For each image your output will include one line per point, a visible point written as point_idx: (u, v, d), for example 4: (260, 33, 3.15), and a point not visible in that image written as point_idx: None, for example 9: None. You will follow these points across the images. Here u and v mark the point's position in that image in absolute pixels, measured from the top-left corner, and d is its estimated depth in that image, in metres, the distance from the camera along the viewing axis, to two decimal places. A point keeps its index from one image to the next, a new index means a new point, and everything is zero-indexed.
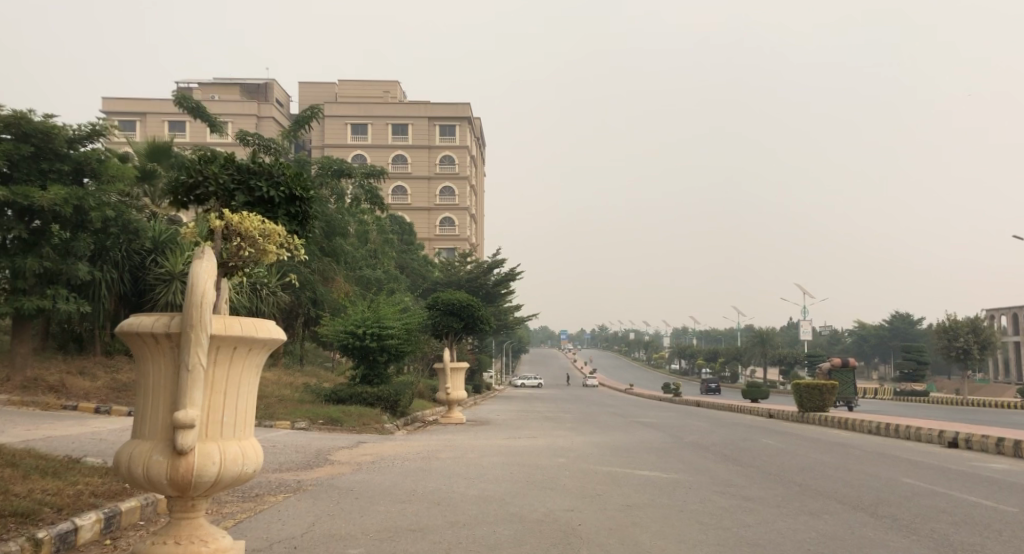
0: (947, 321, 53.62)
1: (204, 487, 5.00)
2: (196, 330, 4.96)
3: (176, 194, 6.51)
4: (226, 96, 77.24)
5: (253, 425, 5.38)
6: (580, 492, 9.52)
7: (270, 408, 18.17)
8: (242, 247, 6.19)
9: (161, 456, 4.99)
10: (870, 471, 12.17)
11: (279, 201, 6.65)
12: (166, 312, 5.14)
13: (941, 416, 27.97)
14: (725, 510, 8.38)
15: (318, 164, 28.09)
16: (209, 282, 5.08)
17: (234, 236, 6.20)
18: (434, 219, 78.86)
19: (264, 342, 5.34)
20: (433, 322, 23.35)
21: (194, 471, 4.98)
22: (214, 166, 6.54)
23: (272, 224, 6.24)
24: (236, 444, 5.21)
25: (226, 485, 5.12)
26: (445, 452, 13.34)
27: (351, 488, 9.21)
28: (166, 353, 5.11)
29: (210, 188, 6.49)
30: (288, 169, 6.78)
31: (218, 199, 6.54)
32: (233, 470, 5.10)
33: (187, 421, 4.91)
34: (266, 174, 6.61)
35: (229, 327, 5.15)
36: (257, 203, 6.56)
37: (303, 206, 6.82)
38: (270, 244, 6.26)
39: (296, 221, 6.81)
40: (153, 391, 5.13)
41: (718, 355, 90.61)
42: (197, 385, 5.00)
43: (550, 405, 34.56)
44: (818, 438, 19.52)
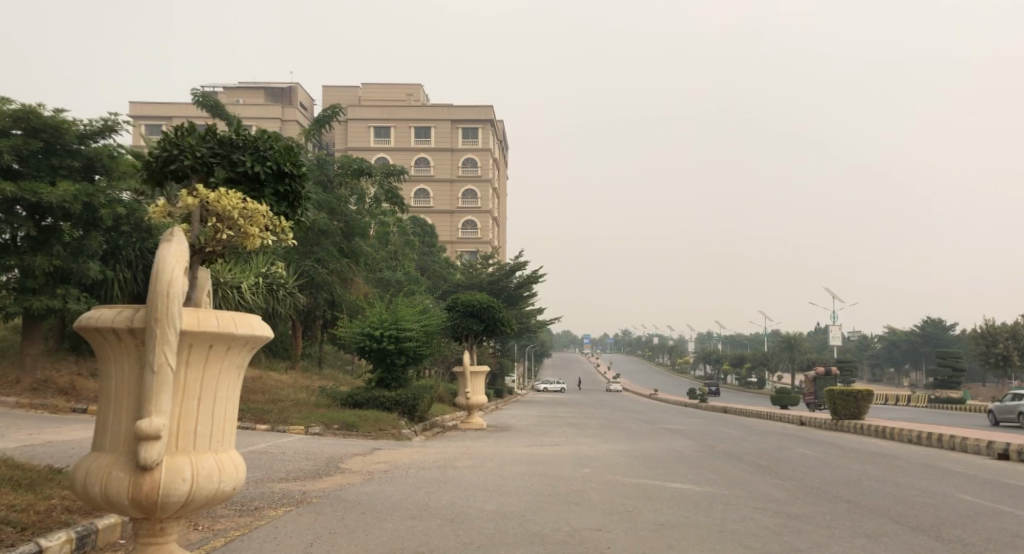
0: (984, 326, 52.37)
1: (173, 507, 4.76)
2: (163, 327, 4.71)
3: (151, 170, 6.10)
4: (251, 100, 77.26)
5: (230, 436, 5.14)
6: (608, 507, 8.79)
7: (285, 412, 17.55)
8: (220, 229, 5.67)
9: (124, 472, 4.76)
10: (920, 488, 11.36)
11: (266, 177, 6.17)
12: (130, 307, 4.87)
13: (982, 426, 26.93)
14: (770, 531, 7.67)
15: (339, 163, 27.42)
16: (178, 274, 4.81)
17: (212, 217, 5.67)
18: (457, 222, 78.30)
19: (242, 342, 5.09)
20: (453, 323, 22.68)
21: (161, 488, 4.73)
22: (192, 138, 6.10)
23: (254, 205, 5.67)
24: (210, 458, 4.96)
25: (199, 505, 4.88)
26: (464, 461, 12.63)
27: (359, 501, 8.52)
28: (131, 353, 4.87)
29: (186, 162, 6.06)
30: (279, 142, 6.28)
31: (197, 174, 6.13)
32: (206, 486, 4.87)
33: (153, 432, 4.66)
34: (250, 149, 6.15)
35: (200, 324, 4.89)
36: (241, 180, 6.12)
37: (294, 184, 6.34)
38: (253, 227, 5.70)
39: (285, 202, 6.32)
40: (119, 398, 4.90)
41: (744, 360, 89.45)
42: (164, 391, 4.75)
43: (573, 411, 33.80)
44: (856, 448, 18.64)
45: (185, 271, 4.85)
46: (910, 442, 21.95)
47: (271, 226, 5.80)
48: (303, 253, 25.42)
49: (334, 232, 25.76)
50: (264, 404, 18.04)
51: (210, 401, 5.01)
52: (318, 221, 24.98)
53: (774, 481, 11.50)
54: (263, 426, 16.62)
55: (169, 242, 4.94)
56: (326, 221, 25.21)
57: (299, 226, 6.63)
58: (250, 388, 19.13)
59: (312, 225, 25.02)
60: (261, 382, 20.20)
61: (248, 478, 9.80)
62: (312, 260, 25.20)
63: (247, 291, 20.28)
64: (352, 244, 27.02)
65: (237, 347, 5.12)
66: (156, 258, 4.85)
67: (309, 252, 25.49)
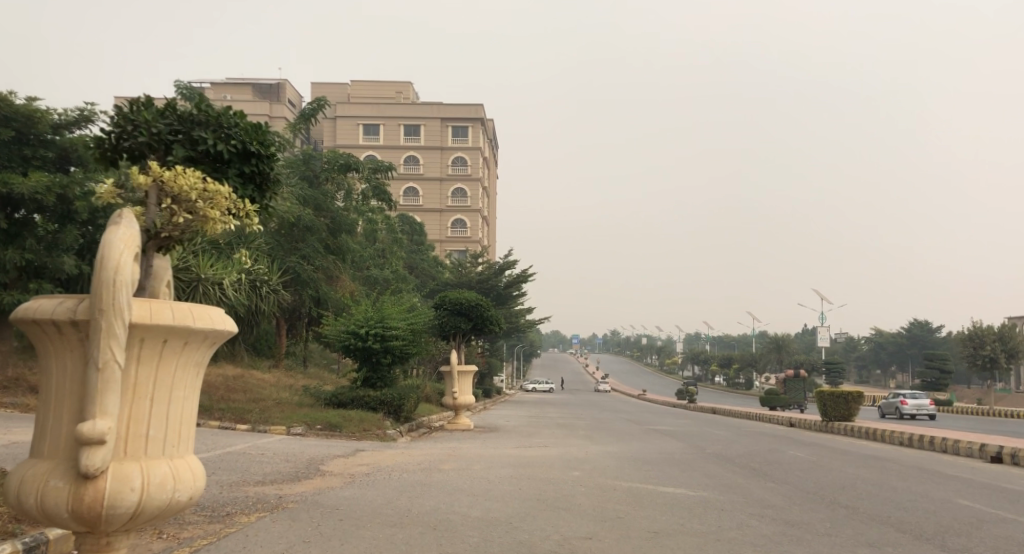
0: (971, 328, 52.29)
1: (120, 519, 4.53)
2: (109, 321, 4.44)
3: (105, 148, 5.88)
4: (238, 96, 76.60)
5: (183, 440, 4.91)
6: (599, 514, 8.41)
7: (266, 412, 17.11)
8: (176, 212, 5.35)
9: (64, 481, 4.51)
10: (917, 493, 11.04)
11: (231, 157, 5.96)
12: (74, 299, 4.59)
13: (973, 428, 26.70)
14: (769, 539, 7.32)
15: (325, 158, 26.88)
16: (126, 261, 4.53)
17: (167, 199, 5.35)
18: (445, 221, 77.86)
19: (197, 336, 4.85)
20: (440, 322, 22.28)
21: (106, 498, 4.49)
22: (149, 113, 5.87)
23: (215, 186, 5.36)
24: (161, 464, 4.74)
25: (149, 516, 4.66)
26: (449, 463, 12.24)
27: (338, 506, 8.12)
28: (75, 349, 4.60)
29: (142, 138, 5.81)
30: (244, 120, 6.05)
31: (155, 153, 5.89)
32: (156, 495, 4.65)
33: (98, 437, 4.41)
34: (213, 126, 5.92)
35: (153, 318, 4.64)
36: (203, 158, 5.89)
37: (261, 164, 6.10)
38: (214, 210, 5.40)
39: (251, 184, 6.07)
40: (61, 400, 4.64)
41: (733, 361, 89.30)
42: (110, 392, 4.49)
43: (561, 411, 33.43)
44: (849, 450, 18.35)
45: (134, 258, 4.57)
46: (902, 444, 21.66)
47: (233, 210, 5.48)
48: (288, 250, 24.97)
49: (320, 228, 25.30)
50: (246, 403, 17.59)
51: (162, 402, 4.78)
52: (303, 217, 24.56)
53: (768, 485, 11.12)
54: (243, 426, 16.17)
55: (117, 225, 4.66)
56: (311, 217, 24.77)
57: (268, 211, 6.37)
58: (230, 387, 18.68)
59: (297, 221, 24.59)
60: (243, 381, 19.73)
61: (223, 481, 9.37)
62: (297, 257, 24.74)
63: (230, 287, 19.78)
64: (338, 241, 26.55)
65: (193, 343, 4.89)
66: (102, 244, 4.56)
67: (294, 248, 25.02)
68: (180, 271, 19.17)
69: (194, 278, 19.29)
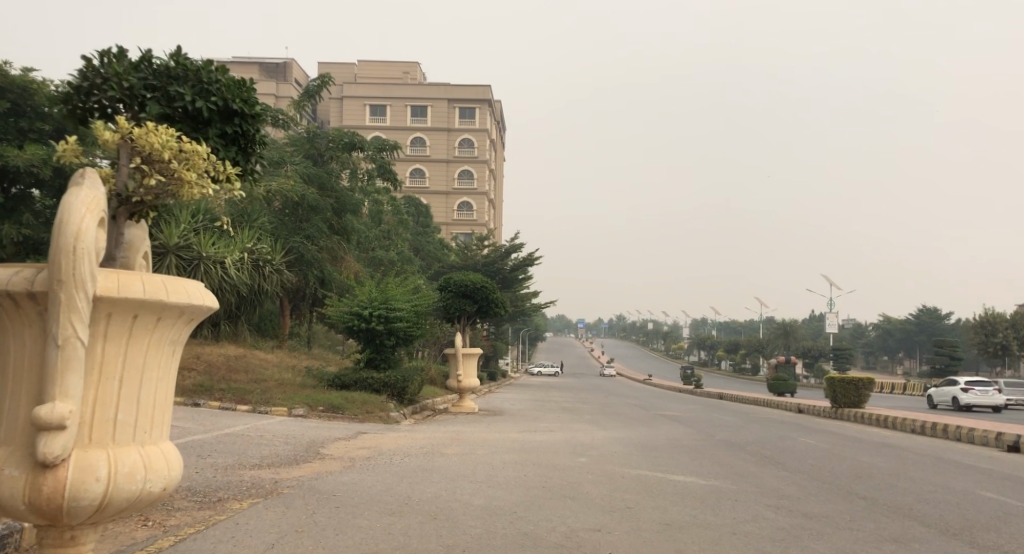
0: (983, 315, 51.76)
1: (85, 512, 4.24)
2: (70, 293, 4.11)
3: (74, 102, 5.63)
4: (245, 75, 76.12)
5: (154, 426, 4.63)
6: (607, 504, 8.06)
7: (268, 392, 16.82)
8: (148, 173, 5.03)
9: (20, 470, 4.22)
10: (937, 484, 10.66)
11: (212, 116, 5.87)
12: (32, 267, 4.26)
13: (985, 416, 26.31)
14: (788, 534, 6.96)
15: (329, 136, 26.34)
16: (88, 226, 4.19)
17: (140, 159, 5.03)
18: (452, 203, 77.43)
19: (167, 313, 4.56)
20: (446, 304, 21.91)
21: (69, 489, 4.20)
22: (122, 65, 5.58)
23: (191, 143, 4.98)
24: (128, 451, 4.46)
25: (116, 508, 4.38)
26: (453, 447, 11.91)
27: (335, 492, 7.78)
28: (34, 325, 4.28)
29: (112, 92, 5.56)
30: (224, 75, 5.91)
31: (127, 106, 5.64)
32: (124, 485, 4.37)
33: (58, 422, 4.10)
34: (192, 81, 5.77)
35: (120, 290, 4.32)
36: (185, 118, 5.79)
37: (243, 123, 6.00)
38: (190, 170, 5.02)
39: (232, 144, 6.00)
40: (19, 381, 4.33)
41: (739, 346, 88.90)
42: (72, 373, 4.18)
43: (567, 395, 33.12)
44: (860, 438, 17.99)
45: (97, 222, 4.24)
46: (914, 432, 21.28)
47: (212, 170, 5.10)
48: (292, 229, 24.54)
49: (325, 208, 24.92)
50: (248, 384, 17.29)
51: (131, 386, 4.49)
52: (308, 196, 24.17)
53: (782, 475, 10.77)
54: (244, 407, 15.88)
55: (80, 186, 4.32)
56: (315, 196, 24.34)
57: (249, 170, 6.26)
58: (232, 367, 18.38)
59: (301, 200, 24.18)
60: (245, 361, 19.42)
61: (219, 463, 9.06)
62: (301, 236, 24.34)
63: (232, 266, 19.51)
64: (342, 221, 26.16)
65: (166, 320, 4.58)
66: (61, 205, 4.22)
67: (298, 228, 24.65)
68: (182, 249, 18.86)
69: (195, 256, 19.02)
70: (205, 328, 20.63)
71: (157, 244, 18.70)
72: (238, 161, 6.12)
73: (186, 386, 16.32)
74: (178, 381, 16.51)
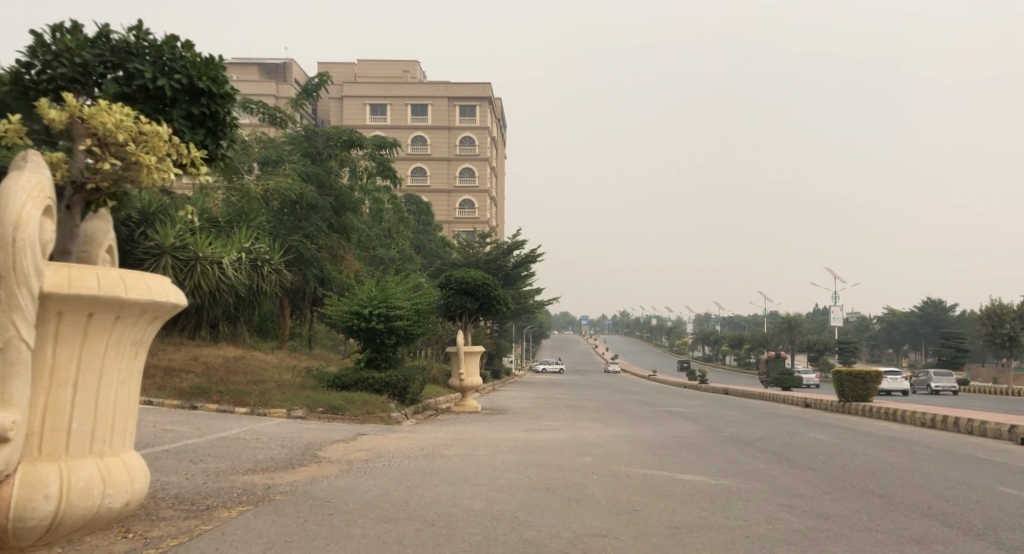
0: (990, 306, 51.31)
1: (38, 529, 4.36)
2: (13, 293, 4.24)
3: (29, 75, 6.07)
4: (244, 76, 75.80)
5: (111, 437, 4.79)
6: (613, 508, 7.75)
7: (267, 394, 16.53)
8: (105, 158, 5.27)
9: None
10: (953, 480, 10.33)
11: (177, 97, 6.34)
12: None
13: (995, 408, 25.96)
14: (803, 536, 6.64)
15: (327, 134, 25.93)
16: (31, 225, 4.33)
17: (102, 149, 5.24)
18: (454, 201, 77.07)
19: (121, 315, 4.71)
20: (446, 302, 21.58)
21: (19, 506, 4.32)
22: (77, 41, 6.03)
23: (152, 127, 5.20)
24: (82, 463, 4.60)
25: (72, 524, 4.51)
26: (454, 448, 11.60)
27: (329, 498, 7.47)
28: None
29: (64, 68, 6.01)
30: (191, 58, 6.32)
31: (80, 82, 6.13)
32: (78, 501, 4.51)
33: (6, 436, 4.23)
34: (150, 57, 6.24)
35: (69, 291, 4.47)
36: (146, 98, 6.31)
37: (209, 105, 6.45)
38: (151, 155, 5.24)
39: (197, 124, 6.46)
40: None
41: (744, 341, 88.47)
42: (19, 383, 4.32)
43: (571, 393, 32.79)
44: (870, 432, 17.66)
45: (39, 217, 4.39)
46: (923, 425, 20.93)
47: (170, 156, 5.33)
48: (290, 228, 24.23)
49: (324, 207, 24.64)
50: (247, 385, 16.99)
51: (85, 393, 4.65)
52: (306, 195, 23.86)
53: (792, 472, 10.45)
54: (242, 409, 15.57)
55: (21, 181, 4.45)
56: (313, 195, 24.02)
57: (216, 149, 6.72)
58: (230, 368, 18.08)
59: (299, 199, 23.88)
60: (244, 362, 19.10)
61: (211, 468, 8.73)
62: (299, 235, 24.05)
63: (230, 266, 19.22)
64: (341, 219, 25.84)
65: (125, 319, 4.74)
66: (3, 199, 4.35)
67: (297, 227, 24.34)
68: (177, 249, 18.58)
69: (192, 257, 18.76)
70: (205, 329, 20.24)
71: (153, 245, 18.39)
72: (206, 141, 6.57)
73: (183, 388, 16.02)
74: (175, 383, 16.20)
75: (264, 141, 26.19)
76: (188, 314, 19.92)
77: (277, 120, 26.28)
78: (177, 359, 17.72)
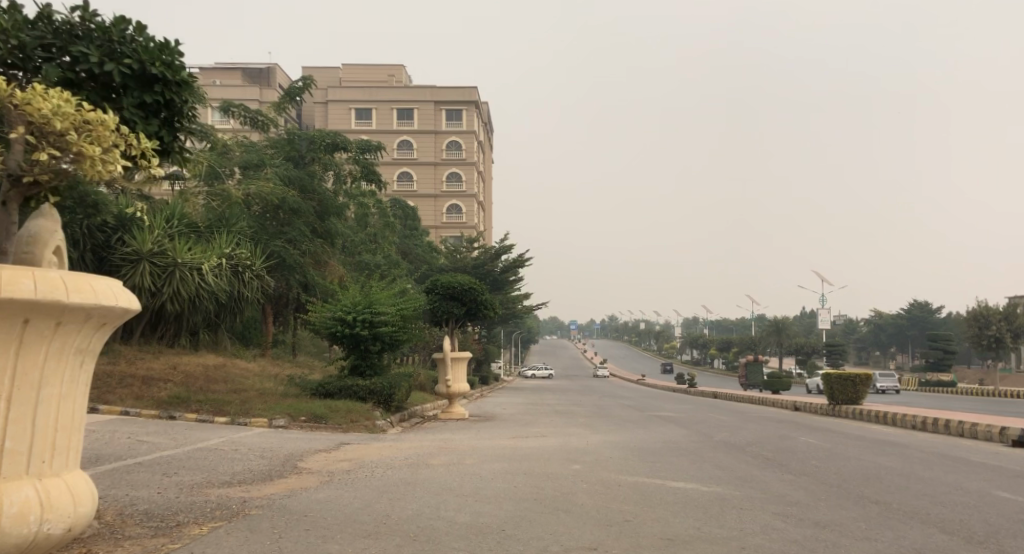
0: (976, 307, 51.36)
1: None
2: None
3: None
4: (228, 81, 75.20)
5: (51, 458, 5.21)
6: (603, 519, 7.48)
7: (248, 403, 16.20)
8: (43, 148, 5.42)
9: None
10: (949, 485, 10.12)
11: (129, 85, 6.35)
12: None
13: (984, 410, 25.84)
14: (801, 547, 6.39)
15: (310, 138, 25.54)
16: None
17: (38, 137, 5.41)
18: (441, 206, 76.69)
19: (60, 329, 5.11)
20: (432, 307, 21.25)
21: None
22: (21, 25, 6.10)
23: (94, 114, 5.34)
24: (21, 486, 5.03)
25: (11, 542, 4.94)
26: (440, 457, 11.30)
27: (307, 512, 7.16)
28: None
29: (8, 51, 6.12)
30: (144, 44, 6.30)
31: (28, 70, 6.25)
32: (15, 523, 4.93)
33: None
34: (101, 45, 6.25)
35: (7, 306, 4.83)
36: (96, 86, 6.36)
37: (162, 93, 6.46)
38: (90, 145, 5.40)
39: (149, 111, 6.50)
40: None
41: (732, 344, 88.40)
42: None
43: (560, 398, 32.52)
44: (861, 435, 17.46)
45: None
46: (914, 428, 20.75)
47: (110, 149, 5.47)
48: (273, 234, 23.88)
49: (307, 212, 24.31)
50: (228, 394, 16.64)
51: (25, 415, 5.05)
52: (289, 200, 23.49)
53: (784, 478, 10.21)
54: (222, 419, 15.21)
55: None
56: (296, 199, 23.65)
57: (173, 136, 6.76)
58: (210, 377, 17.72)
59: (281, 204, 23.54)
60: (225, 371, 18.73)
61: (186, 481, 8.41)
62: (282, 241, 23.69)
63: (210, 273, 18.86)
64: (325, 224, 25.50)
65: (65, 331, 5.14)
66: None
67: (279, 232, 23.98)
68: (155, 256, 18.24)
69: (170, 263, 18.42)
70: (184, 337, 19.86)
71: (129, 251, 18.02)
72: (160, 128, 6.62)
73: (161, 398, 15.66)
74: (154, 393, 15.83)
75: (246, 145, 25.83)
76: (168, 322, 19.54)
77: (260, 123, 25.96)
78: (156, 368, 17.34)
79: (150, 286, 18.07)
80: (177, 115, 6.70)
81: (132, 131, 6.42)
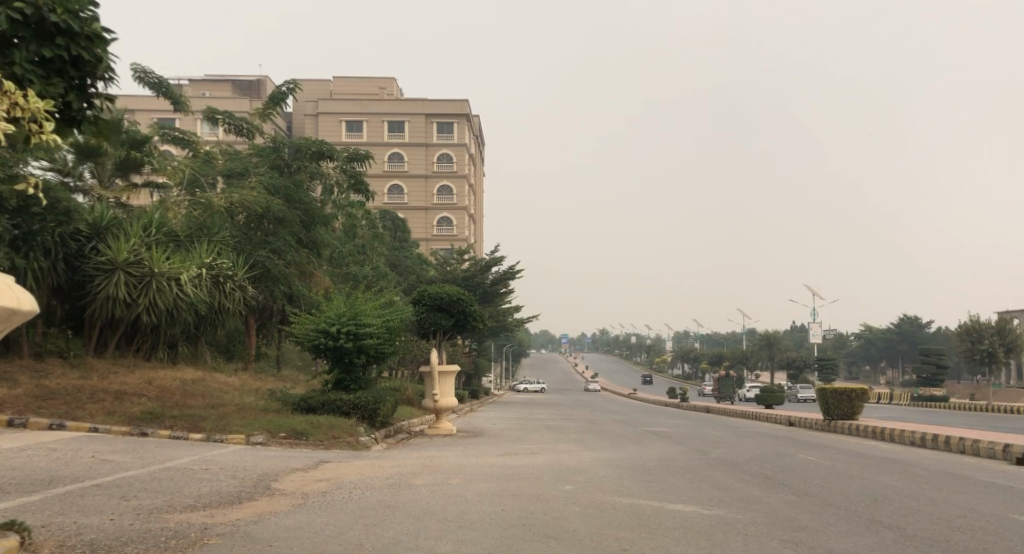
0: (968, 322, 50.97)
1: None
2: None
3: None
4: (218, 93, 74.58)
5: None
6: (598, 547, 6.88)
7: (225, 419, 15.55)
8: None
9: None
10: (963, 507, 9.55)
11: (28, 40, 6.33)
12: None
13: (982, 426, 25.28)
14: None
15: (295, 145, 24.73)
16: None
17: None
18: (431, 219, 76.07)
19: None
20: (420, 319, 20.59)
21: None
22: None
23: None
24: None
25: None
26: (423, 476, 10.64)
27: (272, 542, 6.53)
28: None
29: None
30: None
31: None
32: None
33: None
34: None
35: None
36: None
37: (65, 48, 6.42)
38: None
39: (53, 70, 6.48)
40: None
41: (723, 358, 87.95)
42: None
43: (551, 413, 31.84)
44: (862, 452, 16.87)
45: None
46: (913, 444, 20.13)
47: None
48: (257, 243, 23.26)
49: (293, 221, 23.67)
50: (204, 410, 15.98)
51: None
52: (274, 208, 22.92)
53: (789, 498, 9.59)
54: (197, 435, 14.59)
55: None
56: (281, 208, 23.07)
57: (84, 99, 6.69)
58: (187, 391, 17.04)
59: (265, 212, 22.90)
60: (203, 385, 18.05)
61: (144, 506, 7.73)
62: (266, 251, 23.06)
63: (188, 283, 18.22)
64: (311, 234, 24.88)
65: None
66: None
67: (264, 242, 23.36)
68: (132, 265, 17.60)
69: (147, 273, 17.76)
70: (162, 350, 19.19)
71: (104, 261, 17.42)
72: (67, 91, 6.56)
73: (133, 414, 15.00)
74: (126, 409, 15.16)
75: (228, 152, 25.09)
76: (145, 334, 18.89)
77: (244, 131, 25.35)
78: (130, 383, 16.65)
79: (124, 297, 17.43)
80: (88, 77, 6.62)
81: (28, 88, 6.36)
